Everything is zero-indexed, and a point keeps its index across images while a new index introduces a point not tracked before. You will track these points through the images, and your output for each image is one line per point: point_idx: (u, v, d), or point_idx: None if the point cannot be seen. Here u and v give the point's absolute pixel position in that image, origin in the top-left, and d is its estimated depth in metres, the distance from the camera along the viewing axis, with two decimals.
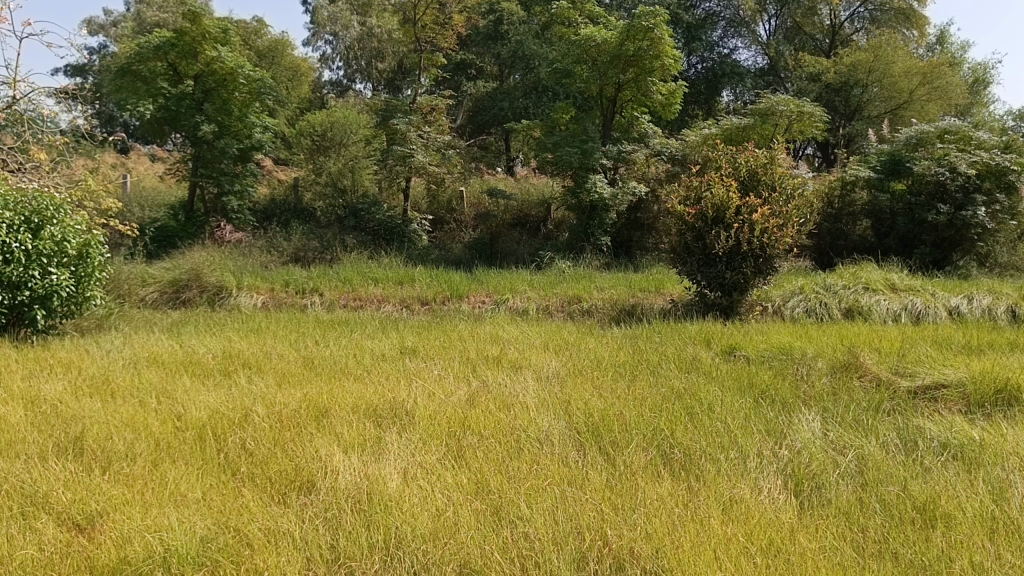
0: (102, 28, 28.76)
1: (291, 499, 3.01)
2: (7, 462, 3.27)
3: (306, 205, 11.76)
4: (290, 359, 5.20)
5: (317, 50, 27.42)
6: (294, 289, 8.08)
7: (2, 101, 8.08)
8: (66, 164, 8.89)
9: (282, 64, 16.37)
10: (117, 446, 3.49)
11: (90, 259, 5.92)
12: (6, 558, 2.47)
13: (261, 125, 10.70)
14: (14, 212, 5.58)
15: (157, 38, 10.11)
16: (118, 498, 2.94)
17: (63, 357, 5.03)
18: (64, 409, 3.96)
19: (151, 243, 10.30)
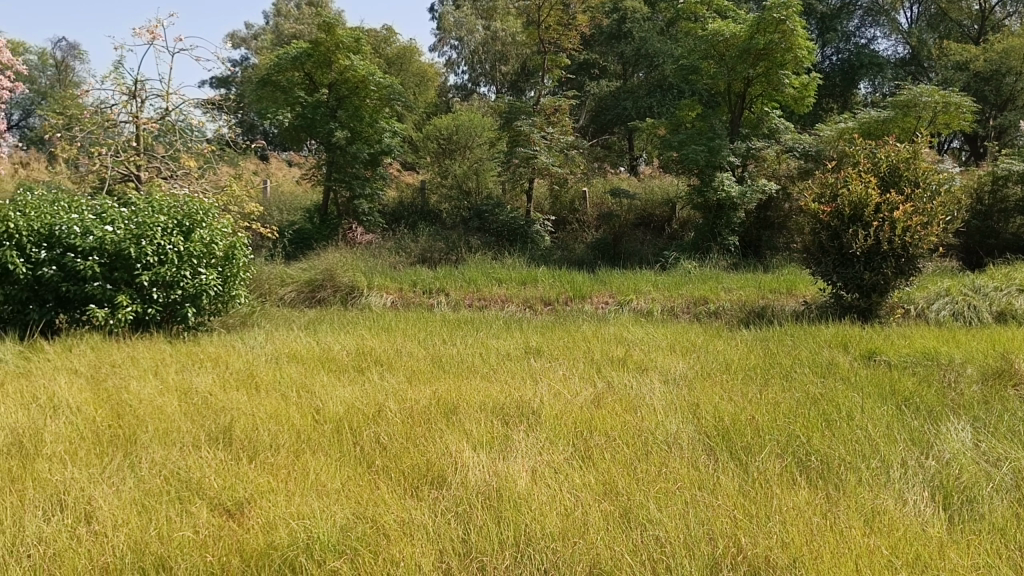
0: (244, 42, 30.61)
1: (423, 493, 3.09)
2: (166, 449, 3.51)
3: (433, 207, 12.05)
4: (420, 356, 5.35)
5: (443, 55, 28.04)
6: (421, 289, 8.29)
7: (156, 112, 8.71)
8: (213, 171, 9.46)
9: (410, 71, 17.00)
10: (263, 437, 3.69)
11: (236, 260, 6.28)
12: (165, 539, 2.65)
13: (390, 130, 11.11)
14: (168, 216, 6.03)
15: (295, 50, 10.61)
16: (264, 485, 3.11)
17: (212, 352, 5.36)
18: (214, 401, 4.22)
19: (289, 245, 10.81)
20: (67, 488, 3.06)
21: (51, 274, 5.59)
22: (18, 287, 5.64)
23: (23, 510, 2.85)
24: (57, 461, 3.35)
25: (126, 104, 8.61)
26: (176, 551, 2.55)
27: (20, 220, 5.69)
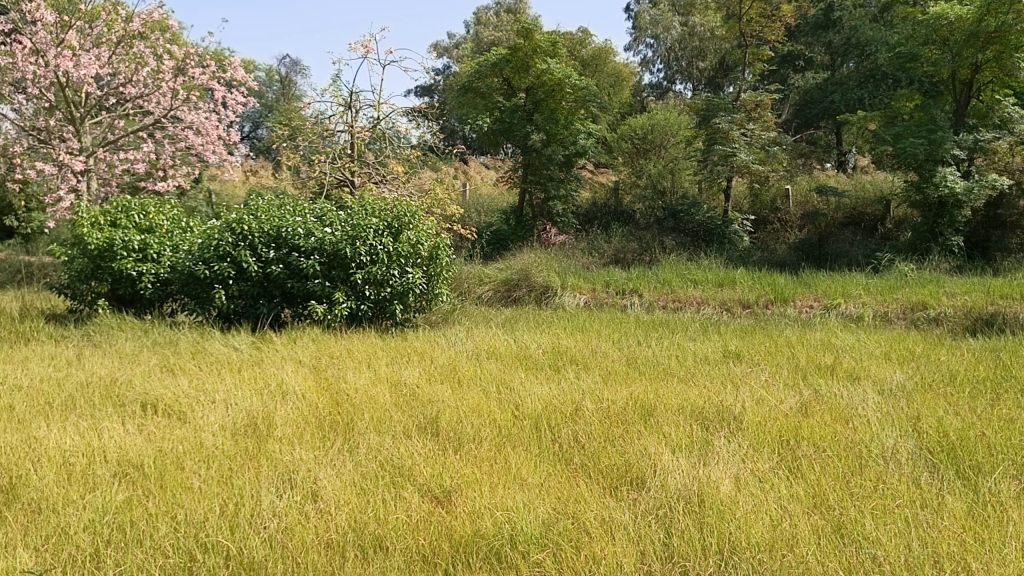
0: (447, 50, 32.08)
1: (623, 494, 3.09)
2: (380, 437, 3.74)
3: (627, 207, 12.00)
4: (614, 357, 5.36)
5: (638, 54, 27.88)
6: (614, 289, 8.28)
7: (368, 121, 9.28)
8: (418, 175, 9.95)
9: (605, 71, 16.98)
10: (466, 430, 3.84)
11: (439, 260, 6.56)
12: (381, 520, 2.83)
13: (585, 131, 11.03)
14: (379, 218, 6.40)
15: (495, 56, 10.99)
16: (469, 476, 3.24)
17: (418, 347, 5.65)
18: (421, 393, 4.45)
19: (486, 246, 11.17)
20: (296, 468, 3.34)
21: (278, 271, 6.13)
22: (251, 283, 6.22)
23: (259, 485, 3.14)
24: (286, 442, 3.67)
25: (342, 114, 9.27)
26: (392, 532, 2.72)
27: (253, 222, 6.29)
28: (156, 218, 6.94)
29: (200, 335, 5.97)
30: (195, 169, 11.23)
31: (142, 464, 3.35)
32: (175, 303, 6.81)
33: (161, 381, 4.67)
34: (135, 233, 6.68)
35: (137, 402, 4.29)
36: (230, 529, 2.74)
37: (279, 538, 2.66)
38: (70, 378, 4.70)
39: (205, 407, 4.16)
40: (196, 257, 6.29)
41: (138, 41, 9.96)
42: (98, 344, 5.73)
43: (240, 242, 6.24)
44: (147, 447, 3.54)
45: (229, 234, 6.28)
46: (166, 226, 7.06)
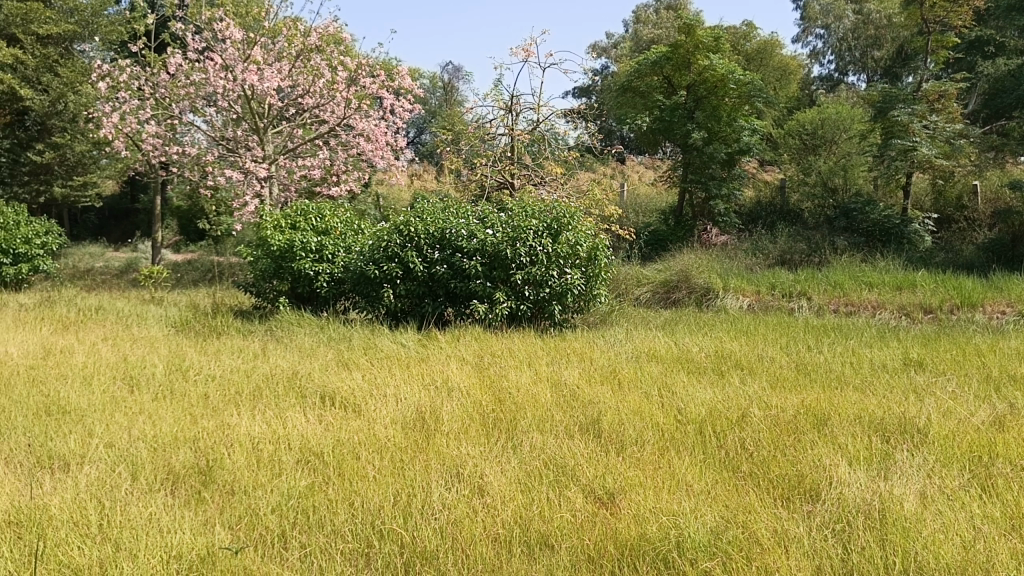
0: (605, 50, 32.06)
1: (796, 506, 2.96)
2: (543, 435, 3.79)
3: (794, 206, 11.48)
4: (782, 363, 5.15)
5: (806, 46, 26.75)
6: (781, 292, 7.96)
7: (528, 123, 9.38)
8: (577, 176, 9.98)
9: (772, 65, 16.34)
10: (629, 432, 3.81)
11: (598, 261, 6.46)
12: (547, 517, 2.86)
13: (749, 128, 10.61)
14: (539, 220, 6.42)
15: (655, 54, 10.98)
16: (633, 479, 3.22)
17: (578, 348, 5.66)
18: (582, 394, 4.46)
19: (645, 247, 11.04)
20: (463, 462, 3.43)
21: (442, 271, 6.34)
22: (417, 283, 6.44)
23: (429, 477, 3.26)
24: (453, 437, 3.79)
25: (503, 117, 9.45)
26: (558, 532, 2.74)
27: (419, 224, 6.52)
28: (331, 221, 7.29)
29: (370, 332, 6.26)
30: (367, 174, 11.69)
31: (321, 453, 3.55)
32: (347, 301, 7.18)
33: (337, 375, 4.94)
34: (313, 235, 7.11)
35: (316, 393, 4.56)
36: (403, 519, 2.85)
37: (449, 529, 2.74)
38: (257, 370, 5.06)
39: (377, 401, 4.36)
40: (367, 258, 6.66)
41: (315, 55, 10.51)
42: (280, 338, 6.14)
43: (407, 244, 6.52)
44: (326, 436, 3.77)
45: (397, 236, 6.55)
46: (341, 227, 7.40)
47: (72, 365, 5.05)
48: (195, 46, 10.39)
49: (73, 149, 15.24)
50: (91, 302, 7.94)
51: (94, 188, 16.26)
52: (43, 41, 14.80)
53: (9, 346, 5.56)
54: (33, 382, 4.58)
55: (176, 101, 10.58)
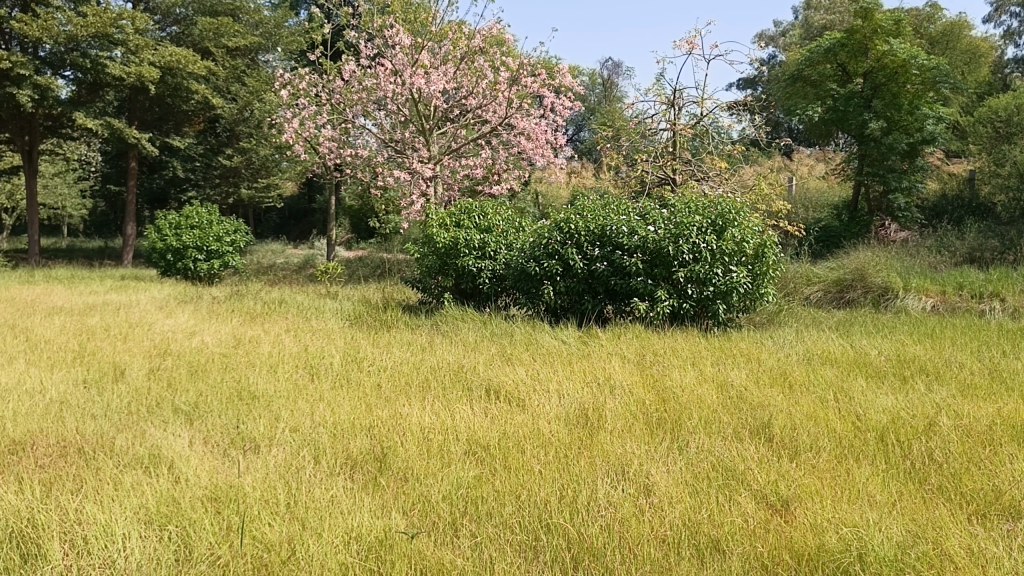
0: (774, 40, 30.97)
1: (993, 524, 2.73)
2: (710, 438, 3.69)
3: (984, 200, 10.66)
4: (974, 369, 4.75)
5: (1000, 26, 24.67)
6: (969, 293, 7.35)
7: (691, 117, 9.16)
8: (741, 171, 9.66)
9: (959, 48, 14.92)
10: (803, 438, 3.64)
11: (766, 258, 6.14)
12: (716, 521, 2.78)
13: (934, 116, 9.70)
14: (703, 216, 6.21)
15: (828, 41, 10.55)
16: (808, 486, 3.08)
17: (745, 348, 5.47)
18: (751, 396, 4.31)
19: (815, 244, 10.54)
20: (628, 461, 3.40)
21: (602, 269, 6.30)
22: (577, 280, 6.46)
23: (595, 474, 3.26)
24: (617, 436, 3.75)
25: (665, 112, 9.29)
26: (729, 537, 2.65)
27: (580, 221, 6.51)
28: (493, 218, 7.39)
29: (532, 328, 6.33)
30: (527, 171, 11.82)
31: (488, 445, 3.62)
32: (508, 297, 7.30)
33: (501, 369, 5.03)
34: (476, 233, 7.25)
35: (482, 387, 4.66)
36: (569, 514, 2.85)
37: (616, 527, 2.72)
38: (424, 363, 5.24)
39: (540, 396, 4.40)
40: (529, 255, 6.76)
41: (479, 56, 10.71)
42: (445, 333, 6.33)
43: (568, 240, 6.53)
44: (491, 429, 3.85)
45: (558, 233, 6.58)
46: (503, 225, 7.48)
47: (259, 354, 5.42)
48: (367, 53, 10.90)
49: (258, 154, 16.48)
50: (274, 296, 8.50)
51: (276, 189, 17.52)
52: (233, 53, 16.10)
53: (206, 335, 6.05)
54: (226, 369, 4.96)
55: (349, 106, 11.15)
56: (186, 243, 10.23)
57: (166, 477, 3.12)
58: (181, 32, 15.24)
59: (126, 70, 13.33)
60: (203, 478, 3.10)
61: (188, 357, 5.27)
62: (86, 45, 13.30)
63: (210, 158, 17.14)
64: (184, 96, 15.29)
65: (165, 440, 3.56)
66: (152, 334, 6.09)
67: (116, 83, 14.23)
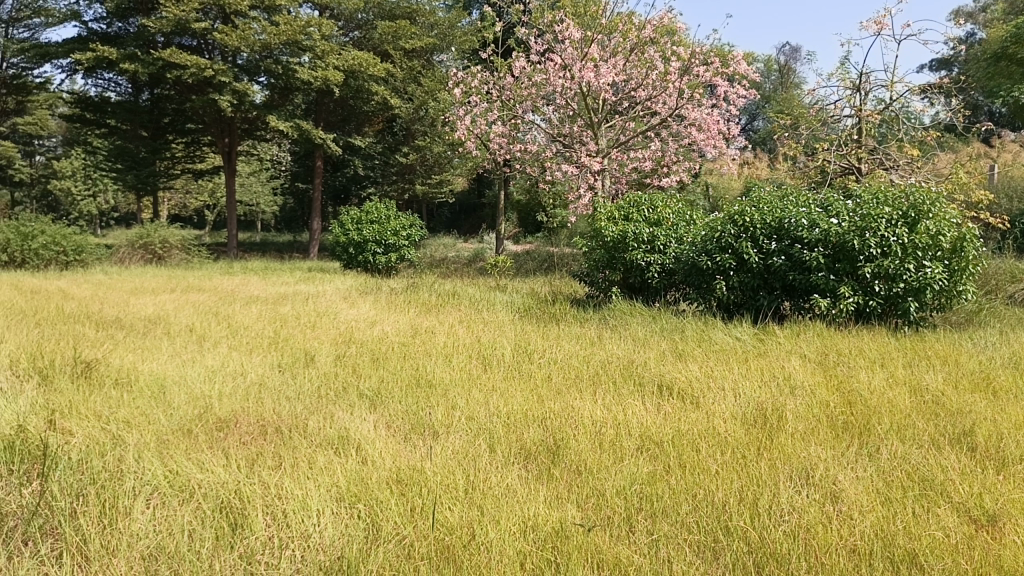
0: (973, 16, 28.57)
1: None
2: (905, 444, 3.45)
3: None
4: None
5: None
6: None
7: (879, 102, 8.57)
8: (935, 158, 8.96)
9: None
10: (1012, 450, 3.33)
11: (965, 252, 5.63)
12: (912, 534, 2.59)
13: None
14: (893, 208, 5.78)
15: None
16: (1020, 502, 2.80)
17: (940, 350, 5.06)
18: (949, 402, 3.98)
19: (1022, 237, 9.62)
20: (813, 465, 3.24)
21: (779, 263, 6.01)
22: (751, 275, 6.23)
23: (777, 477, 3.12)
24: (799, 438, 3.59)
25: (850, 97, 8.78)
26: (929, 551, 2.45)
27: (756, 214, 6.29)
28: (664, 211, 7.22)
29: (703, 324, 6.17)
30: (698, 163, 11.51)
31: (661, 441, 3.56)
32: (678, 292, 7.14)
33: (673, 365, 4.93)
34: (645, 227, 7.12)
35: (653, 382, 4.59)
36: (750, 517, 2.74)
37: (802, 534, 2.59)
38: (594, 356, 5.22)
39: (715, 394, 4.27)
40: (701, 249, 6.61)
41: (650, 47, 10.48)
42: (614, 327, 6.28)
43: (743, 234, 6.32)
44: (664, 426, 3.78)
45: (732, 227, 6.39)
46: (673, 218, 7.29)
47: (435, 344, 5.60)
48: (537, 49, 10.99)
49: (432, 151, 16.94)
50: (447, 289, 8.76)
51: (448, 185, 17.80)
52: (410, 55, 16.83)
53: (386, 324, 6.35)
54: (404, 357, 5.17)
55: (519, 102, 11.30)
56: (366, 237, 10.76)
57: (352, 458, 3.28)
58: (363, 36, 16.21)
59: (314, 74, 14.19)
60: (386, 461, 3.24)
61: (370, 345, 5.53)
62: (278, 52, 14.41)
63: (388, 156, 17.95)
64: (365, 97, 16.09)
65: (350, 422, 3.76)
66: (337, 323, 6.45)
67: (304, 87, 15.19)
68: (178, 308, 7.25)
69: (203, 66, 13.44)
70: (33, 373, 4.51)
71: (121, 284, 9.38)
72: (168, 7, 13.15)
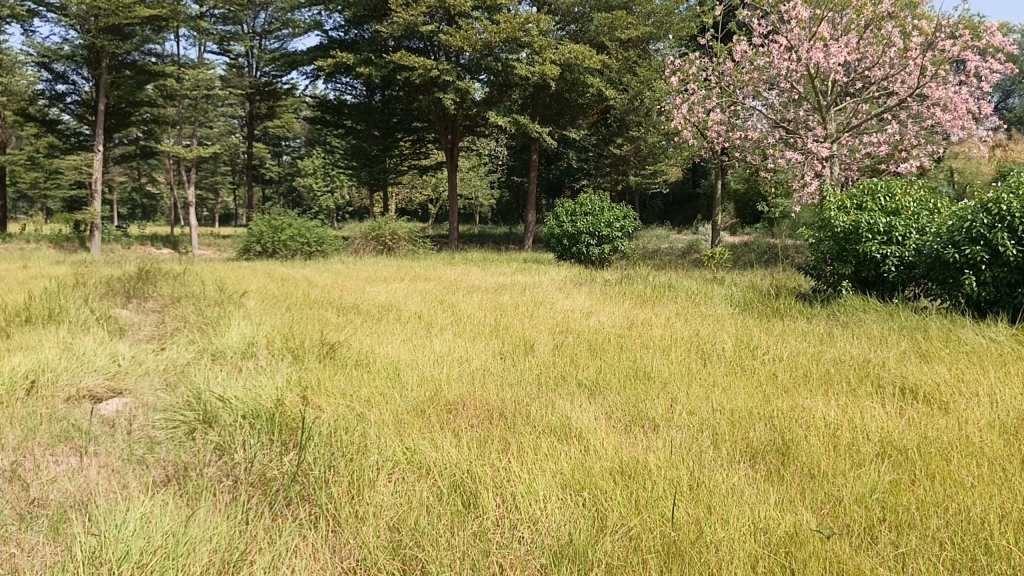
0: None
1: None
2: None
3: None
4: None
5: None
6: None
7: None
8: None
9: None
10: None
11: None
12: None
13: None
14: None
15: None
16: None
17: None
18: None
19: None
20: None
21: None
22: (1008, 270, 5.54)
23: None
24: None
25: None
26: None
27: (1014, 201, 5.57)
28: (904, 200, 6.64)
29: (950, 323, 5.63)
30: (941, 146, 10.48)
31: (905, 449, 3.27)
32: (919, 287, 6.55)
33: (916, 366, 4.54)
34: (882, 216, 6.58)
35: (894, 385, 4.24)
36: (1015, 535, 2.42)
37: None
38: (825, 354, 4.92)
39: (968, 401, 3.87)
40: (947, 240, 6.00)
41: (887, 22, 9.55)
42: (846, 324, 5.88)
43: (998, 224, 5.64)
44: (909, 432, 3.47)
45: (984, 216, 5.74)
46: (913, 207, 6.66)
47: (652, 336, 5.51)
48: (760, 31, 10.53)
49: (647, 142, 16.77)
50: (663, 281, 8.65)
51: (662, 176, 17.54)
52: (626, 45, 16.77)
53: (602, 315, 6.36)
54: (622, 348, 5.13)
55: (740, 88, 10.89)
56: (580, 229, 10.84)
57: (575, 446, 3.28)
58: (579, 30, 16.43)
59: (531, 69, 14.49)
60: (609, 450, 3.20)
61: (587, 335, 5.55)
62: (498, 50, 14.87)
63: (602, 148, 18.02)
64: (580, 90, 16.26)
65: (572, 411, 3.77)
66: (554, 312, 6.55)
67: (522, 82, 15.56)
68: (408, 296, 7.71)
69: (430, 66, 14.17)
70: (286, 353, 4.97)
71: (356, 273, 10.12)
72: (399, 13, 13.96)
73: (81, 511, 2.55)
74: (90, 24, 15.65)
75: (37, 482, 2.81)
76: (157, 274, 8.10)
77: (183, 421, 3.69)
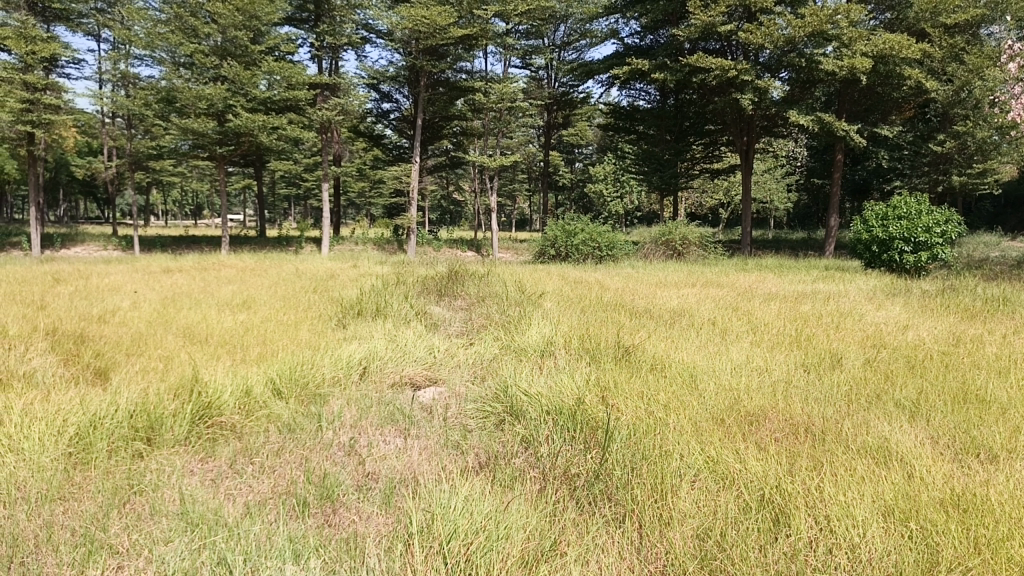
0: None
1: None
2: None
3: None
4: None
5: None
6: None
7: None
8: None
9: None
10: None
11: None
12: None
13: None
14: None
15: None
16: None
17: None
18: None
19: None
20: None
21: None
22: None
23: None
24: None
25: None
26: None
27: None
28: None
29: None
30: None
31: None
32: None
33: None
34: None
35: None
36: None
37: None
38: None
39: None
40: None
41: None
42: None
43: None
44: None
45: None
46: None
47: (984, 355, 4.89)
48: None
49: (975, 137, 15.00)
50: (995, 293, 7.69)
51: (994, 175, 15.53)
52: (952, 31, 15.15)
53: (922, 330, 5.74)
54: (947, 368, 4.58)
55: None
56: (893, 234, 9.98)
57: (896, 470, 2.95)
58: (894, 18, 15.08)
59: (840, 64, 13.53)
60: (938, 477, 2.84)
61: (904, 351, 5.06)
62: (802, 46, 14.15)
63: (920, 146, 16.43)
64: (896, 83, 14.99)
65: (890, 432, 3.42)
66: (863, 325, 6.07)
67: (828, 78, 14.69)
68: (700, 302, 7.57)
69: (727, 67, 13.82)
70: (584, 353, 5.10)
71: (648, 278, 10.16)
72: (697, 15, 13.81)
73: (408, 487, 2.78)
74: (412, 46, 17.34)
75: (371, 457, 3.14)
76: (466, 275, 8.73)
77: (492, 412, 3.93)
